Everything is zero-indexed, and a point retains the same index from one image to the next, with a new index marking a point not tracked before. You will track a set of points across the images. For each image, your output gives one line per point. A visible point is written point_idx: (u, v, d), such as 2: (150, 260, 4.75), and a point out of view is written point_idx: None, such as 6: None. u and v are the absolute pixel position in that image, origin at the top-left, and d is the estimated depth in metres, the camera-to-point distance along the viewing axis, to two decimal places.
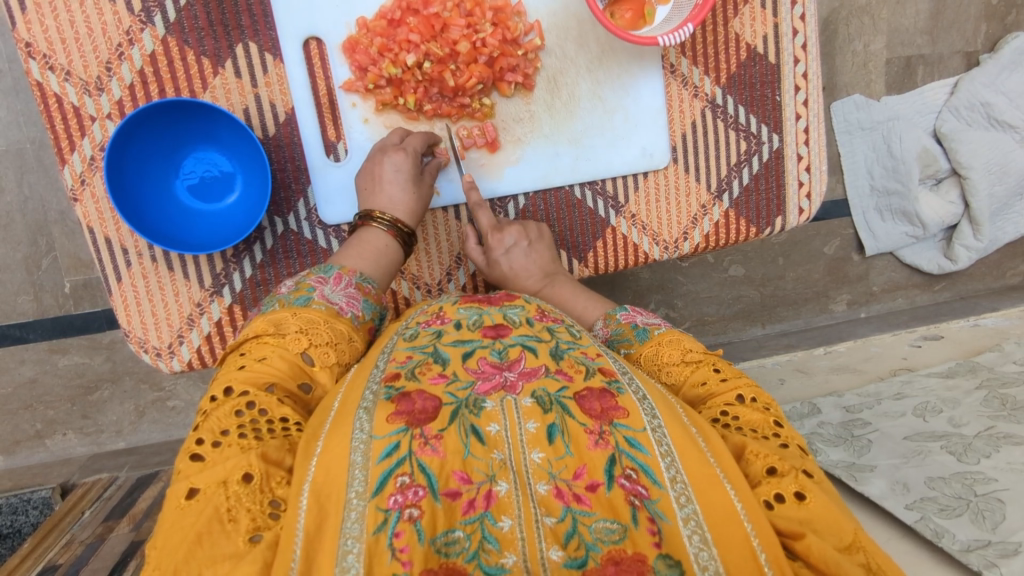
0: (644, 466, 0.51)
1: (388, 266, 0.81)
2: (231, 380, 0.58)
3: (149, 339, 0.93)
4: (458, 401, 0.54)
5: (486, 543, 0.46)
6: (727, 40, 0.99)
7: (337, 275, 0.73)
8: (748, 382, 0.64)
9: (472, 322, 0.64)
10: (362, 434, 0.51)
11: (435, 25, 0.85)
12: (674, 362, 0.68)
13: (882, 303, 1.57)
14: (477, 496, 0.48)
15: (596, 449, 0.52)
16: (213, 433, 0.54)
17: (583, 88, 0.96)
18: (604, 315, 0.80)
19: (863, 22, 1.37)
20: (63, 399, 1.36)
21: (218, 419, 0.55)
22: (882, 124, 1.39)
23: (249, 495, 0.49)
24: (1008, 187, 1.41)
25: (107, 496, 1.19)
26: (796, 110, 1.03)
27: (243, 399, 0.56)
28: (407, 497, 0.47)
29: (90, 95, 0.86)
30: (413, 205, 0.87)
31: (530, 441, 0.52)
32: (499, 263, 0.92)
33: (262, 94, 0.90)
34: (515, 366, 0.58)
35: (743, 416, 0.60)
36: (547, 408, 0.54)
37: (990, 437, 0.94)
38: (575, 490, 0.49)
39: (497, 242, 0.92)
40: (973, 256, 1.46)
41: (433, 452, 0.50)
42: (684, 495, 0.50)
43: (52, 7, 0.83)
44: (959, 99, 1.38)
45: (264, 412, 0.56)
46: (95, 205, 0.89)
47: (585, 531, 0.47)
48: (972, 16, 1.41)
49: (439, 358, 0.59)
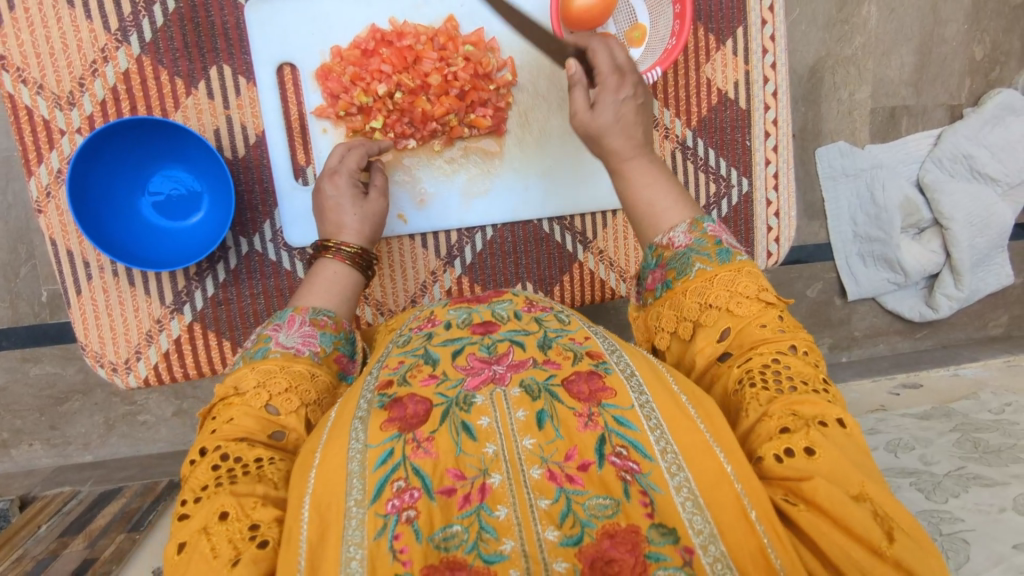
0: (634, 443, 0.49)
1: (349, 296, 0.74)
2: (205, 442, 0.54)
3: (106, 353, 0.93)
4: (449, 400, 0.52)
5: (484, 532, 0.44)
6: (699, 85, 1.01)
7: (290, 318, 0.66)
8: (806, 336, 0.59)
9: (461, 321, 0.62)
10: (358, 444, 0.49)
11: (407, 56, 0.86)
12: (748, 295, 0.62)
13: (864, 348, 1.56)
14: (472, 489, 0.46)
15: (586, 430, 0.50)
16: (194, 491, 0.50)
17: (555, 125, 0.97)
18: (688, 221, 0.71)
19: (848, 72, 1.37)
20: (31, 409, 1.26)
21: (196, 478, 0.51)
22: (867, 172, 1.40)
23: (229, 529, 0.46)
24: (989, 240, 1.42)
25: (67, 511, 1.11)
26: (767, 155, 1.05)
27: (217, 453, 0.52)
28: (404, 500, 0.45)
29: (61, 109, 0.87)
30: (362, 227, 0.81)
31: (521, 429, 0.50)
32: (606, 109, 0.74)
33: (233, 116, 0.90)
34: (504, 360, 0.56)
35: (795, 366, 0.55)
36: (536, 396, 0.52)
37: (960, 477, 0.93)
38: (567, 471, 0.47)
39: (614, 87, 0.75)
40: (954, 305, 1.47)
41: (426, 455, 0.48)
42: (675, 464, 0.48)
43: (29, 22, 0.84)
44: (942, 150, 1.40)
45: (239, 459, 0.52)
46: (59, 217, 0.89)
47: (580, 509, 0.45)
48: (956, 70, 1.41)
49: (430, 359, 0.57)
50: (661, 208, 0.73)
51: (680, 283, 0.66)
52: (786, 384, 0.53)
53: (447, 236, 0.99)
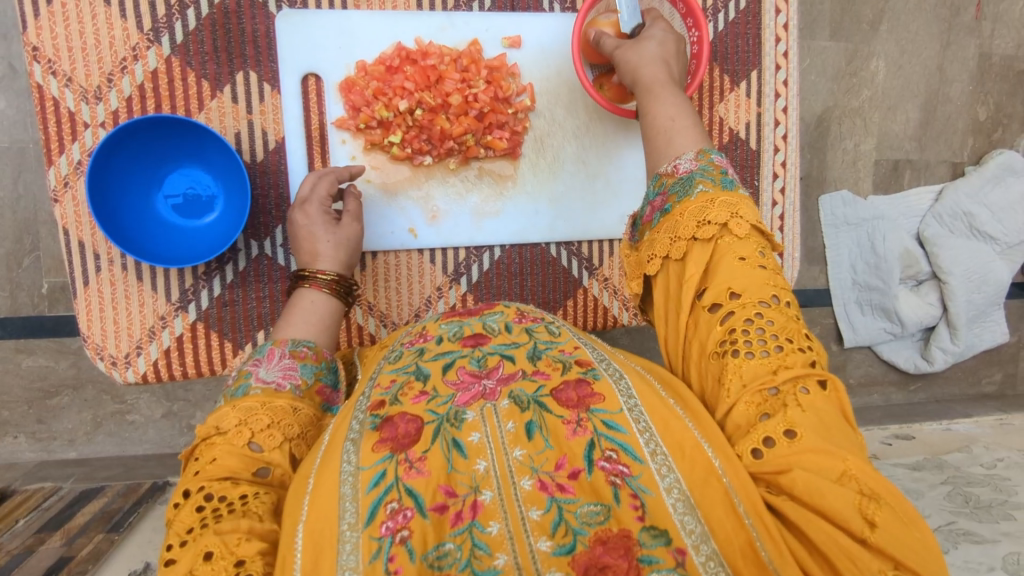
0: (623, 445, 0.49)
1: (330, 324, 0.72)
2: (187, 482, 0.51)
3: (107, 346, 0.94)
4: (439, 418, 0.52)
5: (477, 549, 0.44)
6: (712, 123, 1.03)
7: (268, 350, 0.63)
8: (784, 283, 0.56)
9: (453, 334, 0.62)
10: (349, 467, 0.48)
11: (430, 76, 0.88)
12: (747, 220, 0.58)
13: (858, 397, 1.56)
14: (463, 507, 0.46)
15: (575, 437, 0.49)
16: (179, 534, 0.47)
17: (568, 152, 0.99)
18: (697, 151, 0.64)
19: (854, 123, 1.40)
20: (19, 401, 1.22)
21: (180, 522, 0.48)
22: (868, 222, 1.42)
23: (216, 571, 0.43)
24: (985, 297, 1.44)
25: (46, 506, 1.05)
26: (773, 196, 1.07)
27: (199, 493, 0.49)
28: (398, 521, 0.45)
29: (87, 102, 0.89)
30: (337, 252, 0.80)
31: (511, 441, 0.50)
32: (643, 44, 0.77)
33: (255, 121, 0.92)
34: (494, 374, 0.56)
35: (778, 322, 0.52)
36: (525, 407, 0.52)
37: (950, 532, 0.93)
38: (558, 480, 0.47)
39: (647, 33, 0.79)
40: (949, 359, 1.47)
41: (419, 474, 0.47)
42: (665, 465, 0.48)
43: (65, 17, 0.87)
44: (943, 207, 1.42)
45: (223, 496, 0.49)
46: (74, 208, 0.90)
47: (571, 517, 0.45)
48: (959, 128, 1.45)
49: (420, 375, 0.56)
50: (680, 123, 0.67)
51: (680, 206, 0.61)
52: (770, 350, 0.51)
53: (455, 253, 1.00)
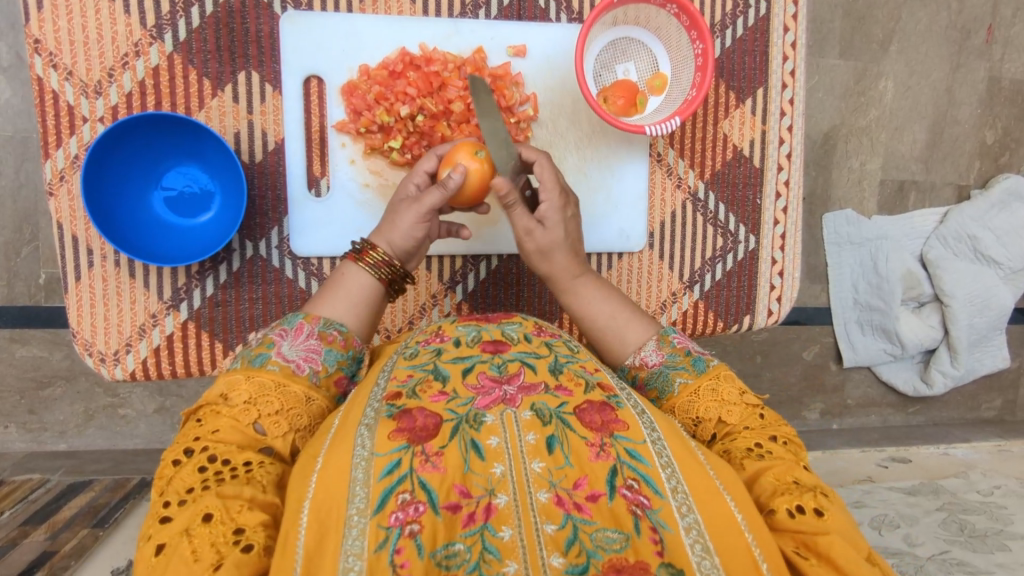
0: (645, 477, 0.48)
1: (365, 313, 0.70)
2: (190, 442, 0.53)
3: (96, 342, 0.93)
4: (458, 417, 0.51)
5: (487, 553, 0.43)
6: (715, 139, 1.03)
7: (299, 326, 0.63)
8: (790, 429, 0.59)
9: (471, 338, 0.60)
10: (363, 451, 0.48)
11: (433, 82, 0.88)
12: (733, 401, 0.61)
13: (855, 417, 1.55)
14: (477, 508, 0.45)
15: (597, 460, 0.49)
16: (177, 493, 0.49)
17: (570, 162, 0.97)
18: (656, 336, 0.70)
19: (861, 142, 1.39)
20: (11, 391, 1.21)
21: (180, 480, 0.50)
22: (870, 242, 1.41)
23: (213, 532, 0.45)
24: (987, 321, 1.43)
25: (32, 498, 1.04)
26: (775, 215, 1.06)
27: (204, 455, 0.51)
28: (409, 514, 0.44)
29: (87, 97, 0.88)
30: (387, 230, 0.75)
31: (530, 452, 0.49)
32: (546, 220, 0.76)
33: (255, 121, 0.92)
34: (515, 380, 0.55)
35: (778, 452, 0.55)
36: (547, 422, 0.51)
37: (943, 562, 0.91)
38: (575, 499, 0.46)
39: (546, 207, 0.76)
40: (949, 383, 1.46)
41: (434, 469, 0.47)
42: (685, 504, 0.47)
43: (68, 10, 0.86)
44: (947, 229, 1.40)
45: (227, 462, 0.51)
46: (69, 203, 0.89)
47: (586, 539, 0.44)
48: (966, 151, 1.44)
49: (439, 375, 0.56)
50: (622, 319, 0.73)
51: (665, 402, 0.64)
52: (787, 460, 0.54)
53: (451, 261, 0.99)
